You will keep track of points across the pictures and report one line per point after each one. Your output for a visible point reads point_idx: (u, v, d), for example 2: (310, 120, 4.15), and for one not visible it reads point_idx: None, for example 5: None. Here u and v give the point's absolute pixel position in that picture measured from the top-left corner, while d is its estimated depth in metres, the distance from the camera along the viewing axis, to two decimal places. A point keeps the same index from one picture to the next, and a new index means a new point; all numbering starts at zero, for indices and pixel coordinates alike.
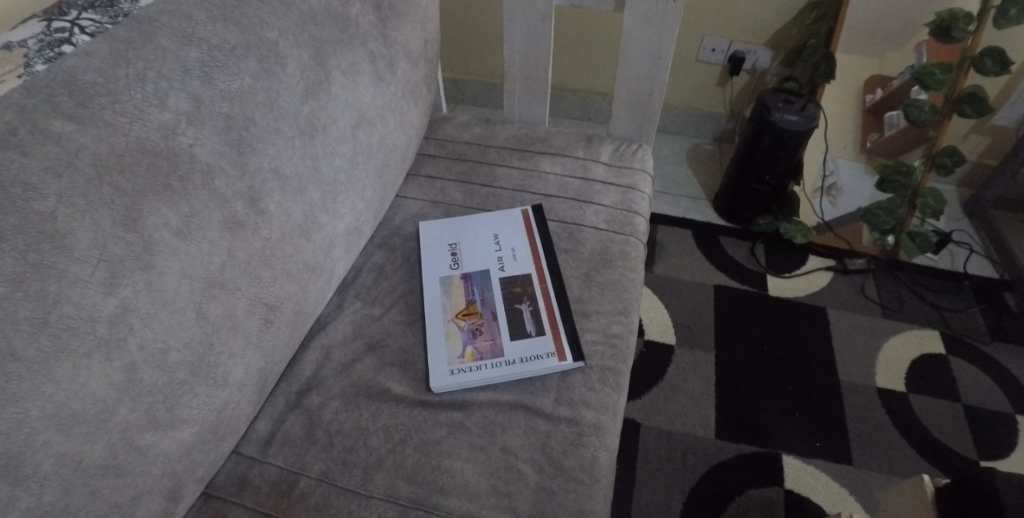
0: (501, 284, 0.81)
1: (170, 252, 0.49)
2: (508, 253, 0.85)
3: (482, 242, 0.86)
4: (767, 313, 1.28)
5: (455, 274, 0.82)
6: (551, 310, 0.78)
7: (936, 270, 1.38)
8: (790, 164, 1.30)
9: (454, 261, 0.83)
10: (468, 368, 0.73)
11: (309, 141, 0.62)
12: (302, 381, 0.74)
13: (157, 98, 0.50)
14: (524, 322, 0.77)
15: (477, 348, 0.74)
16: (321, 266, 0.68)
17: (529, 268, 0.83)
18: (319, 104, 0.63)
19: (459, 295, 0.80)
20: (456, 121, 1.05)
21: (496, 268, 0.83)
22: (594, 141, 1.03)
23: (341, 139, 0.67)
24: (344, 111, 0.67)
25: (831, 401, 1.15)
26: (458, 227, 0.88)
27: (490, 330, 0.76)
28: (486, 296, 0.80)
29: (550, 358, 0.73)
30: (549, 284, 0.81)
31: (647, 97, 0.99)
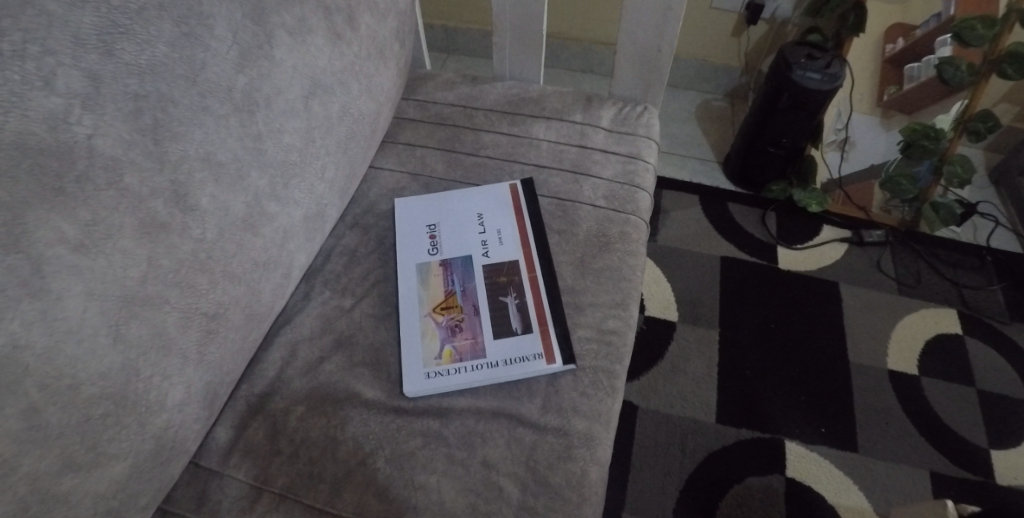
0: (484, 273, 0.72)
1: (69, 270, 0.42)
2: (494, 236, 0.76)
3: (464, 222, 0.77)
4: (776, 288, 1.22)
5: (435, 260, 0.74)
6: (539, 303, 0.70)
7: (958, 243, 1.30)
8: (808, 127, 1.19)
9: (433, 246, 0.75)
10: (445, 371, 0.66)
11: (247, 117, 0.53)
12: (266, 384, 0.68)
13: (42, 78, 0.40)
14: (508, 317, 0.69)
15: (455, 348, 0.68)
16: (275, 261, 0.59)
17: (516, 253, 0.74)
18: (256, 71, 0.53)
19: (438, 284, 0.72)
20: (440, 79, 0.94)
21: (479, 253, 0.74)
22: (594, 101, 0.92)
23: (288, 112, 0.57)
24: (292, 80, 0.57)
25: (839, 383, 1.11)
26: (438, 204, 0.79)
27: (471, 327, 0.69)
28: (468, 286, 0.72)
29: (536, 360, 0.66)
30: (538, 273, 0.72)
31: (655, 52, 0.87)
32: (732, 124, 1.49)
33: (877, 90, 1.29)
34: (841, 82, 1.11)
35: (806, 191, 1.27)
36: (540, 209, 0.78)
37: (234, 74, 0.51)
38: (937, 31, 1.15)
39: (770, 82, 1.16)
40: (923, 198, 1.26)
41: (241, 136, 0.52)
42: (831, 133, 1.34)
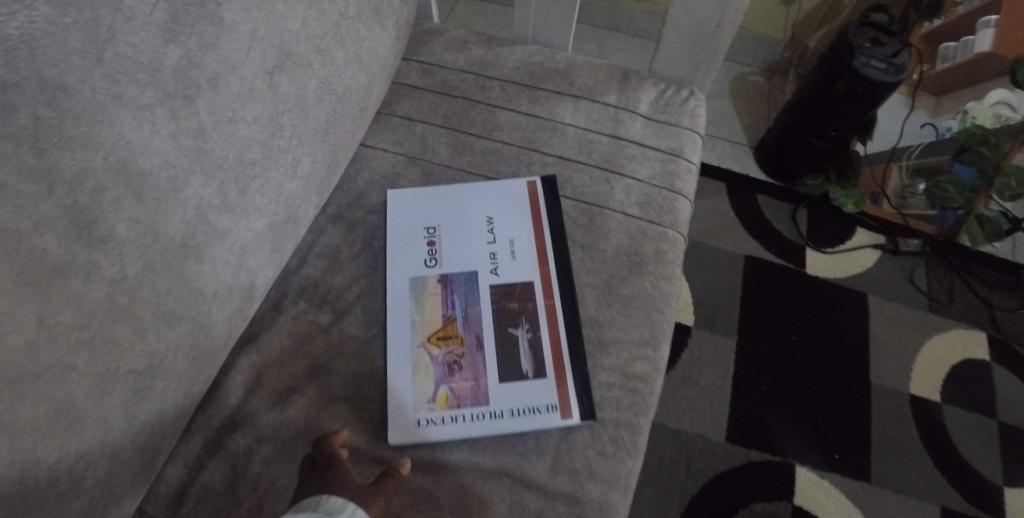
0: (492, 296, 0.60)
1: None
2: (505, 248, 0.63)
3: (471, 228, 0.64)
4: (801, 295, 1.11)
5: (432, 274, 0.62)
6: (556, 340, 0.58)
7: (999, 258, 1.19)
8: (860, 120, 1.05)
9: (431, 256, 0.63)
10: (440, 420, 0.55)
11: (176, 105, 0.40)
12: (225, 415, 0.56)
13: None
14: (518, 356, 0.58)
15: (452, 388, 0.56)
16: (230, 285, 0.47)
17: (531, 272, 0.62)
18: (190, 39, 0.40)
19: (434, 307, 0.60)
20: (450, 35, 0.78)
21: (486, 269, 0.62)
22: (632, 79, 0.77)
23: (241, 95, 0.43)
24: (247, 49, 0.43)
25: (859, 405, 1.03)
26: (440, 203, 0.66)
27: (472, 364, 0.57)
28: (471, 312, 0.60)
29: (549, 414, 0.55)
30: (556, 300, 0.60)
31: (712, 26, 0.71)
32: (768, 102, 1.34)
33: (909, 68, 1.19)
34: (908, 75, 0.95)
35: (845, 189, 1.16)
36: (563, 216, 0.65)
37: (157, 45, 0.38)
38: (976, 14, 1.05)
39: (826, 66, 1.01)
40: (968, 209, 1.13)
41: (170, 133, 0.39)
42: None
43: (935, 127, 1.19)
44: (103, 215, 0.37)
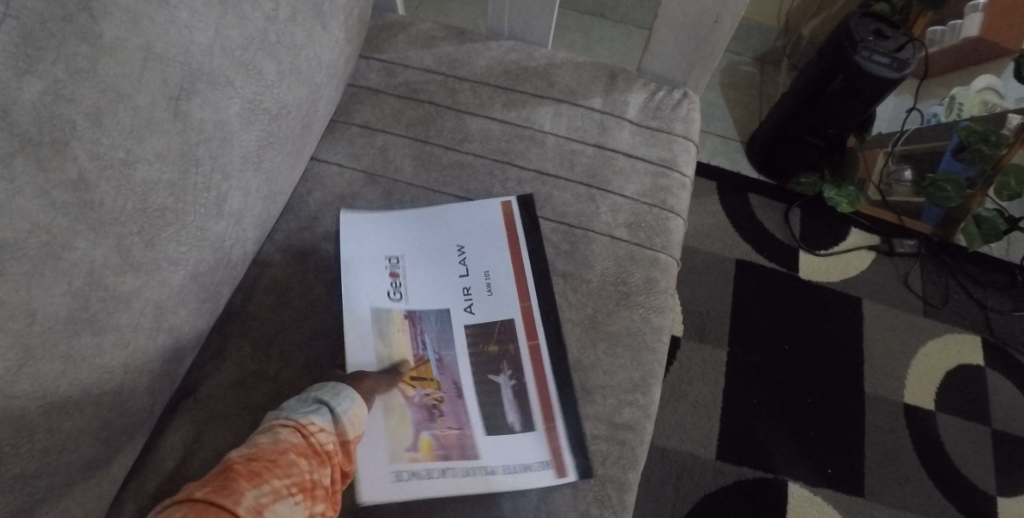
0: (466, 339, 0.54)
1: None
2: (480, 283, 0.56)
3: (442, 258, 0.57)
4: (794, 301, 1.06)
5: (397, 309, 0.55)
6: (544, 387, 0.52)
7: (994, 257, 1.15)
8: (856, 117, 0.99)
9: (395, 289, 0.55)
10: (420, 473, 0.48)
11: (44, 151, 0.32)
12: (159, 482, 0.49)
13: None
14: (503, 404, 0.51)
15: (431, 438, 0.50)
16: (141, 352, 0.40)
17: (510, 310, 0.55)
18: (57, 67, 0.33)
19: (403, 345, 0.53)
20: (415, 29, 0.69)
21: (460, 308, 0.55)
22: (619, 79, 0.69)
23: (138, 132, 0.37)
24: (143, 68, 0.36)
25: (853, 416, 0.99)
26: (403, 227, 0.58)
27: (454, 412, 0.51)
28: (443, 354, 0.53)
29: (542, 471, 0.49)
30: (540, 341, 0.54)
31: (708, 21, 0.64)
32: (760, 93, 1.27)
33: None
34: (911, 71, 0.88)
35: (839, 188, 1.10)
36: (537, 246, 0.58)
37: (9, 76, 0.31)
38: None
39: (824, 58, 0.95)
40: (967, 206, 1.08)
41: (43, 192, 0.33)
42: None
43: (921, 113, 1.14)
44: None
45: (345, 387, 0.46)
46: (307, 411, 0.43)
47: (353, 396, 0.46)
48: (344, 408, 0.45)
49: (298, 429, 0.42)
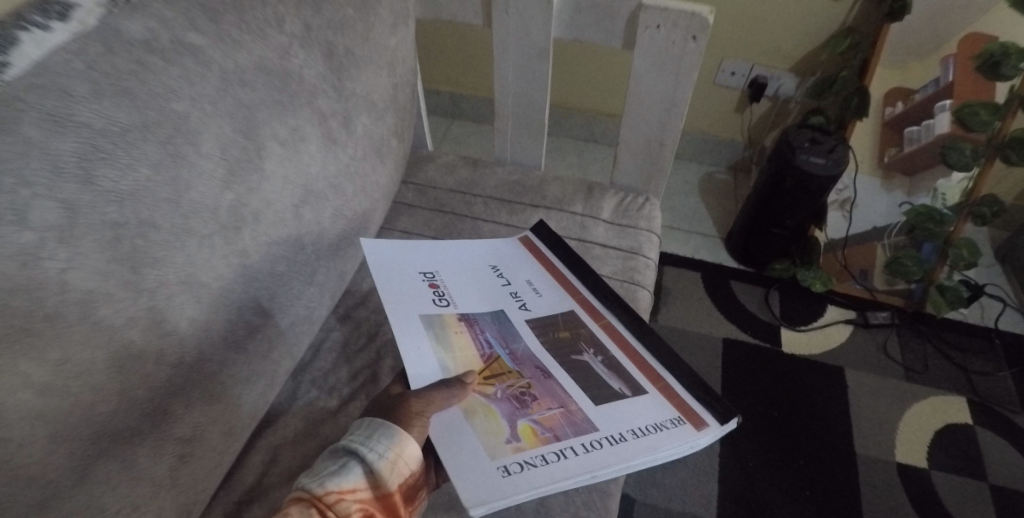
0: (532, 329, 0.64)
1: (33, 418, 0.38)
2: (524, 287, 0.70)
3: (478, 273, 0.71)
4: (780, 373, 1.18)
5: (450, 312, 0.64)
6: (627, 355, 0.62)
7: (962, 324, 1.28)
8: (811, 209, 1.19)
9: (439, 297, 0.66)
10: (533, 461, 0.51)
11: (229, 233, 0.51)
12: (245, 491, 0.64)
13: (13, 212, 0.37)
14: (602, 376, 0.59)
15: (534, 425, 0.54)
16: (256, 373, 0.57)
17: (564, 303, 0.68)
18: (242, 185, 0.52)
19: (465, 342, 0.61)
20: (440, 161, 0.94)
21: (514, 307, 0.67)
22: (595, 190, 0.91)
23: (276, 224, 0.56)
24: (281, 190, 0.56)
25: (847, 477, 1.06)
26: (437, 254, 0.71)
27: (550, 395, 0.57)
28: (510, 341, 0.63)
29: (678, 428, 0.54)
30: (608, 321, 0.66)
31: (657, 146, 0.87)
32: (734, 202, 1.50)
33: (878, 152, 1.33)
34: (844, 167, 1.11)
35: (811, 270, 1.27)
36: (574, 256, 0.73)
37: (219, 188, 0.50)
38: (937, 97, 1.21)
39: (774, 163, 1.17)
40: (929, 279, 1.25)
41: (223, 257, 0.51)
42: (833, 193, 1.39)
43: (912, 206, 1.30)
44: (173, 311, 0.47)
45: (382, 426, 0.49)
46: (342, 467, 0.47)
47: (392, 435, 0.49)
48: (384, 450, 0.48)
49: (327, 494, 0.45)
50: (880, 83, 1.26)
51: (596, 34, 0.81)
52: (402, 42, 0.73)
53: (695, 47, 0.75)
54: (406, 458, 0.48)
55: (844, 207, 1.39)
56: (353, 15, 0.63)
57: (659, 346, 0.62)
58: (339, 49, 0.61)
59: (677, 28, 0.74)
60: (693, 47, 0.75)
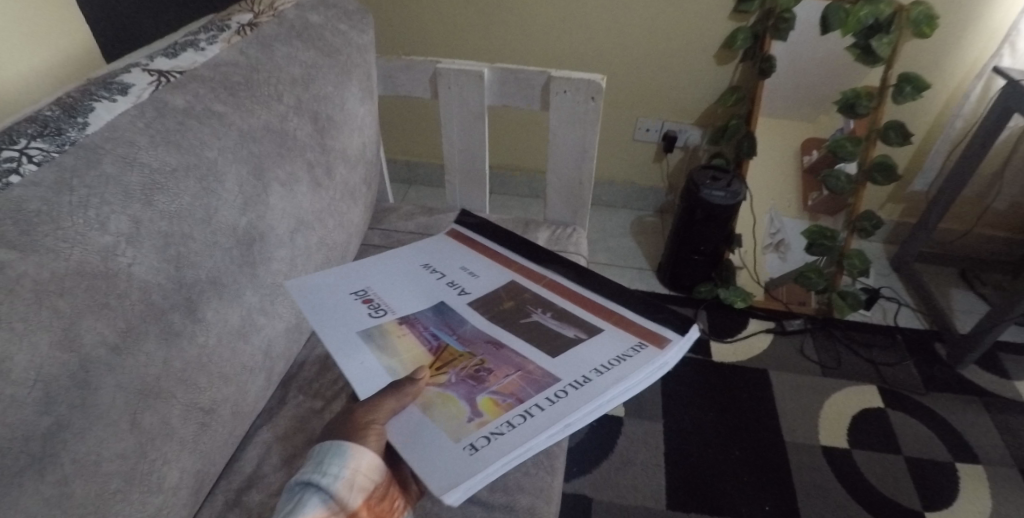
0: (476, 309, 0.72)
1: (108, 368, 0.51)
2: (456, 275, 0.79)
3: (408, 277, 0.77)
4: (713, 379, 1.35)
5: (390, 318, 0.70)
6: (576, 306, 0.73)
7: (866, 323, 1.49)
8: (721, 236, 1.41)
9: (376, 309, 0.71)
10: (499, 431, 0.55)
11: (247, 249, 0.66)
12: (242, 479, 0.72)
13: (98, 221, 0.53)
14: (556, 330, 0.69)
15: (495, 397, 0.59)
16: (260, 366, 0.70)
17: (503, 279, 0.78)
18: (256, 212, 0.67)
19: (411, 342, 0.67)
20: (400, 212, 1.12)
21: (455, 295, 0.75)
22: (531, 227, 1.11)
23: (280, 243, 0.71)
24: (281, 219, 0.71)
25: (779, 462, 1.20)
26: (365, 273, 0.77)
27: (505, 366, 0.63)
28: (457, 325, 0.70)
29: (641, 352, 0.64)
30: (547, 283, 0.77)
31: (578, 186, 1.07)
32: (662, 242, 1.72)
33: (802, 197, 1.58)
34: (742, 197, 1.34)
35: (731, 289, 1.47)
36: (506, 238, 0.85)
37: (239, 214, 0.65)
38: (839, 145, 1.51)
39: (685, 199, 1.40)
40: (833, 287, 1.48)
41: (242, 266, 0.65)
42: (768, 236, 1.60)
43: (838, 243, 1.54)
44: (205, 302, 0.61)
45: (338, 450, 0.56)
46: (304, 499, 0.54)
47: (349, 451, 0.56)
48: (340, 469, 0.55)
49: None
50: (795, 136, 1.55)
51: (519, 101, 1.02)
52: (370, 111, 0.91)
53: (594, 106, 0.97)
54: (366, 468, 0.55)
55: (778, 249, 1.59)
56: (332, 91, 0.81)
57: (610, 294, 0.73)
58: (323, 114, 0.79)
59: (579, 92, 0.96)
60: (592, 105, 0.97)
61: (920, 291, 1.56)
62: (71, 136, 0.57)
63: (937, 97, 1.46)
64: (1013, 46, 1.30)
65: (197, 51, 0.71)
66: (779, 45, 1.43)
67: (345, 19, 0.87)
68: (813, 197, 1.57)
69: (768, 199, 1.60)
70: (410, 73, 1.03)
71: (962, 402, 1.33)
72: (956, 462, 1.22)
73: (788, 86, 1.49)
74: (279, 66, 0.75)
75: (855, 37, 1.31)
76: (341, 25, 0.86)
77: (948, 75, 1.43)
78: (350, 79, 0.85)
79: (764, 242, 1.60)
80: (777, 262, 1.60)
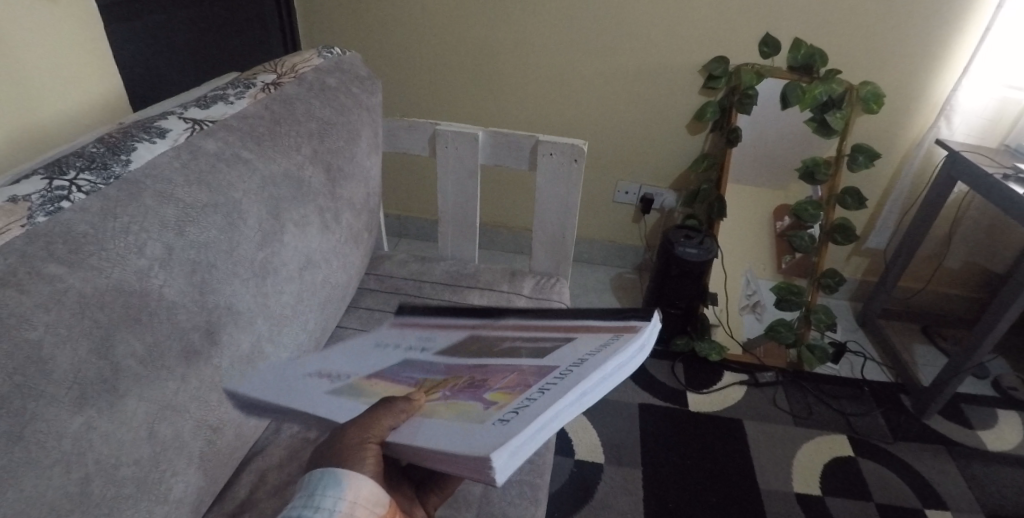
0: (443, 354, 0.66)
1: (134, 376, 0.56)
2: (412, 341, 0.72)
3: (363, 352, 0.70)
4: (691, 428, 1.39)
5: (355, 377, 0.64)
6: (546, 329, 0.65)
7: (835, 376, 1.57)
8: (696, 290, 1.50)
9: (336, 377, 0.64)
10: (520, 406, 0.49)
11: (262, 280, 0.72)
12: (236, 504, 0.73)
13: (135, 247, 0.60)
14: (532, 348, 0.62)
15: (504, 390, 0.54)
16: None
17: (457, 336, 0.70)
18: (272, 248, 0.74)
19: (388, 388, 0.61)
20: (395, 259, 1.17)
21: (416, 353, 0.68)
22: (517, 276, 1.14)
23: (291, 276, 0.77)
24: (292, 255, 0.77)
25: (755, 508, 1.23)
26: (319, 355, 0.69)
27: (495, 374, 0.57)
28: (428, 367, 0.64)
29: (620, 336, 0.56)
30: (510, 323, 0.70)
31: (562, 239, 1.15)
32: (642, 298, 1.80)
33: (776, 260, 1.71)
34: (714, 254, 1.44)
35: (706, 342, 1.55)
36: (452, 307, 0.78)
37: (256, 249, 0.72)
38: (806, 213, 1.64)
39: (661, 254, 1.49)
40: (801, 341, 1.56)
41: (256, 295, 0.71)
42: (745, 296, 1.69)
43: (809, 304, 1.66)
44: (224, 327, 0.67)
45: (337, 478, 0.49)
46: None
47: (346, 479, 0.49)
48: (336, 500, 0.47)
49: None
50: (765, 204, 1.69)
51: (509, 160, 1.12)
52: (375, 164, 1.00)
53: (578, 167, 1.07)
54: (366, 498, 0.48)
55: (755, 309, 1.68)
56: (343, 145, 0.90)
57: (574, 311, 0.67)
58: (334, 166, 0.87)
59: (564, 154, 1.06)
60: (576, 166, 1.06)
61: (885, 345, 1.64)
62: (115, 170, 0.65)
63: (888, 165, 1.61)
64: (947, 120, 1.46)
65: (227, 104, 0.81)
66: (743, 118, 1.57)
67: (357, 84, 0.98)
68: (786, 261, 1.69)
69: (744, 261, 1.71)
70: (411, 133, 1.13)
71: (929, 450, 1.38)
72: (925, 509, 1.26)
73: (753, 155, 1.63)
74: (298, 122, 0.84)
75: (812, 113, 1.45)
76: (353, 88, 0.96)
77: (896, 146, 1.58)
78: (359, 136, 0.94)
79: (740, 303, 1.69)
80: (753, 321, 1.69)
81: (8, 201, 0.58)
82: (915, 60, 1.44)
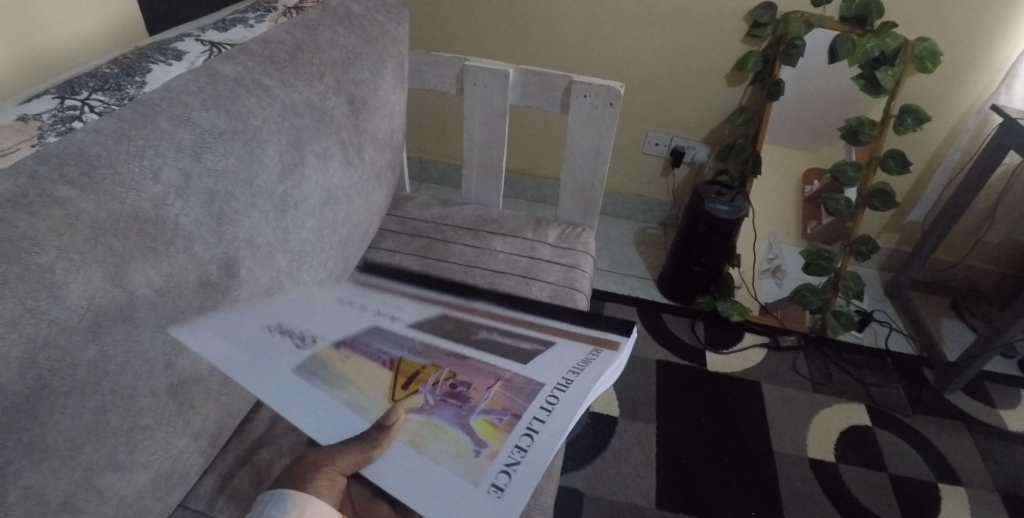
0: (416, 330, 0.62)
1: (150, 306, 0.54)
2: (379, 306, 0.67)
3: (327, 310, 0.64)
4: (706, 386, 1.38)
5: (323, 346, 0.58)
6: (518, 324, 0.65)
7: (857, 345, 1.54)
8: (721, 250, 1.45)
9: (302, 337, 0.58)
10: (514, 460, 0.48)
11: (282, 214, 0.69)
12: (255, 437, 0.73)
13: (151, 172, 0.57)
14: (510, 344, 0.61)
15: (490, 417, 0.52)
16: None
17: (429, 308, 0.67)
18: (296, 182, 0.71)
19: (360, 366, 0.57)
20: (418, 201, 1.13)
21: (386, 321, 0.64)
22: (542, 223, 1.09)
23: (311, 212, 0.74)
24: (313, 190, 0.74)
25: (766, 469, 1.23)
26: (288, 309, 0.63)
27: (474, 372, 0.56)
28: (404, 341, 0.60)
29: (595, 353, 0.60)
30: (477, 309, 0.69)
31: (590, 188, 1.10)
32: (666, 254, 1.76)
33: (803, 224, 1.64)
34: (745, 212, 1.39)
35: (728, 302, 1.52)
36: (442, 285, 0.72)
37: (277, 180, 0.68)
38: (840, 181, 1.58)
39: (689, 210, 1.44)
40: (827, 308, 1.53)
41: (278, 228, 0.69)
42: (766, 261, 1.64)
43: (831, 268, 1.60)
44: (245, 262, 0.65)
45: None
46: None
47: None
48: None
49: None
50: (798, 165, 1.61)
51: (540, 102, 1.05)
52: (400, 99, 0.95)
53: (612, 111, 1.01)
54: None
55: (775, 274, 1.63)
56: (367, 76, 0.85)
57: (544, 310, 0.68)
58: (358, 98, 0.82)
59: (599, 97, 1.00)
60: (609, 110, 1.00)
61: (911, 317, 1.60)
62: (129, 93, 0.62)
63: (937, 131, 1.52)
64: (1009, 87, 1.36)
65: (247, 28, 0.77)
66: (788, 70, 1.48)
67: (383, 12, 0.92)
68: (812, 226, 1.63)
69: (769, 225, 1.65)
70: (437, 68, 1.07)
71: (948, 426, 1.36)
72: (939, 483, 1.25)
73: (793, 111, 1.54)
74: (322, 48, 0.79)
75: (862, 69, 1.36)
76: (379, 17, 0.90)
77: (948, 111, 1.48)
78: (385, 68, 0.89)
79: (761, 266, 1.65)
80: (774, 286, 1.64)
81: (18, 119, 0.56)
82: (982, 16, 1.33)
